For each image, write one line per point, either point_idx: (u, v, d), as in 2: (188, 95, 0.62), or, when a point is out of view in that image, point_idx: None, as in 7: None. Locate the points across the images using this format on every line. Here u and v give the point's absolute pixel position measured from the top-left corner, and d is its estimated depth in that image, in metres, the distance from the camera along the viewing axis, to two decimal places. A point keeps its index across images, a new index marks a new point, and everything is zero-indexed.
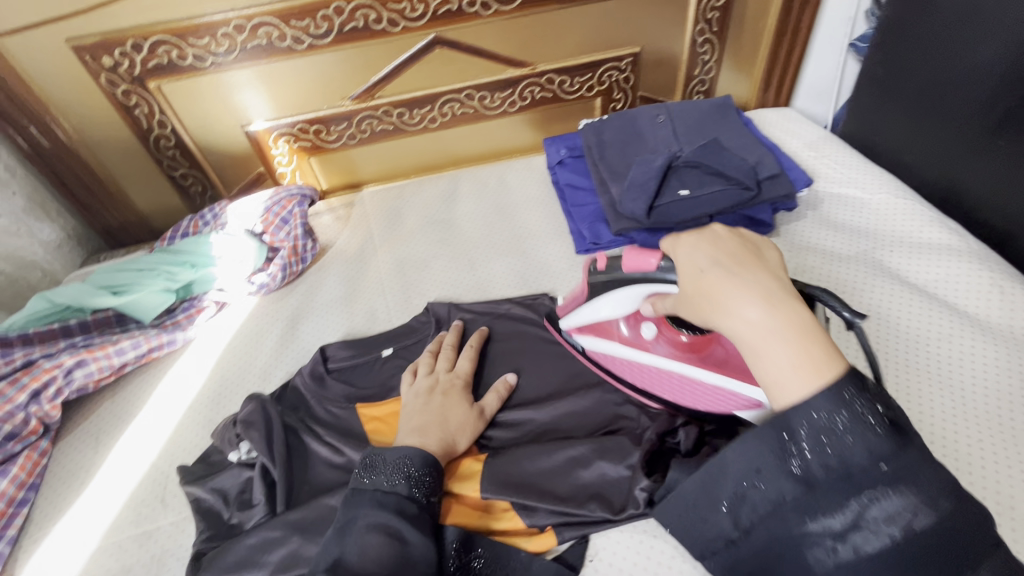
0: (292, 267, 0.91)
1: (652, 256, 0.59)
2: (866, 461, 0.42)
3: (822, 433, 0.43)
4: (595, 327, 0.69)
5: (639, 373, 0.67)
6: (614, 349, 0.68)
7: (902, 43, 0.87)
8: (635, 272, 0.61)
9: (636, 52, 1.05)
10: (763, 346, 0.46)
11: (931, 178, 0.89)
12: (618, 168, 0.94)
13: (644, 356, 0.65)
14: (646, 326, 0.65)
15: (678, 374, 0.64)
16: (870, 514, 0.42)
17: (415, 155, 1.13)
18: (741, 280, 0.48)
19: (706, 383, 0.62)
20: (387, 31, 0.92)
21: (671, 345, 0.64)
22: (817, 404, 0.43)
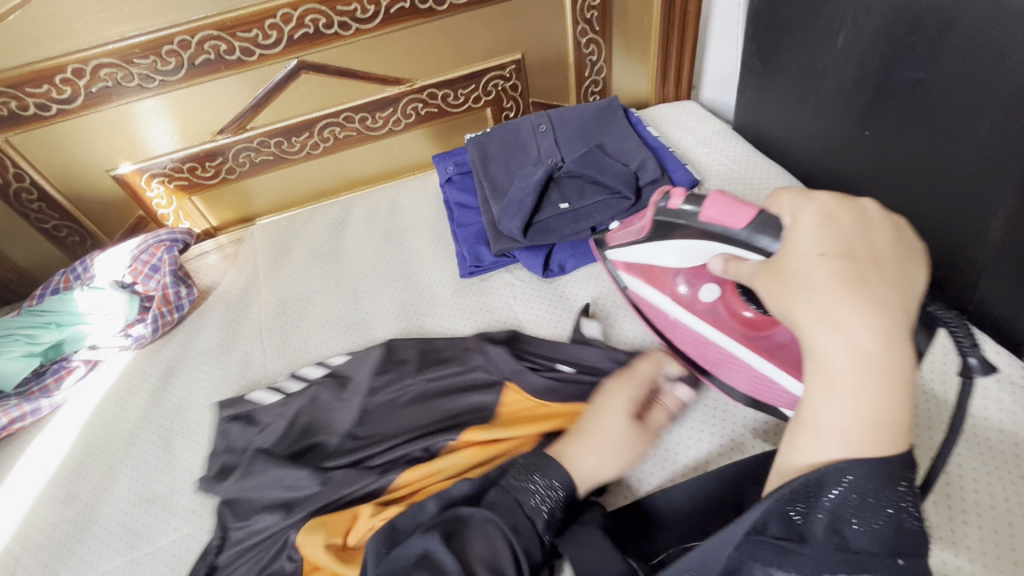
0: (165, 317, 0.87)
1: (744, 214, 0.51)
2: (877, 549, 0.37)
3: (857, 495, 0.37)
4: (652, 274, 0.69)
5: (685, 333, 0.67)
6: (664, 302, 0.67)
7: (770, 33, 0.84)
8: (717, 224, 0.54)
9: (517, 59, 1.01)
10: (851, 373, 0.38)
11: (815, 170, 0.86)
12: (501, 184, 0.91)
13: (693, 318, 0.65)
14: (708, 288, 0.64)
15: (723, 346, 0.63)
16: None
17: (306, 182, 1.08)
18: (872, 296, 0.38)
19: (751, 366, 0.61)
20: (243, 61, 0.88)
21: (725, 314, 0.63)
22: (862, 470, 0.37)
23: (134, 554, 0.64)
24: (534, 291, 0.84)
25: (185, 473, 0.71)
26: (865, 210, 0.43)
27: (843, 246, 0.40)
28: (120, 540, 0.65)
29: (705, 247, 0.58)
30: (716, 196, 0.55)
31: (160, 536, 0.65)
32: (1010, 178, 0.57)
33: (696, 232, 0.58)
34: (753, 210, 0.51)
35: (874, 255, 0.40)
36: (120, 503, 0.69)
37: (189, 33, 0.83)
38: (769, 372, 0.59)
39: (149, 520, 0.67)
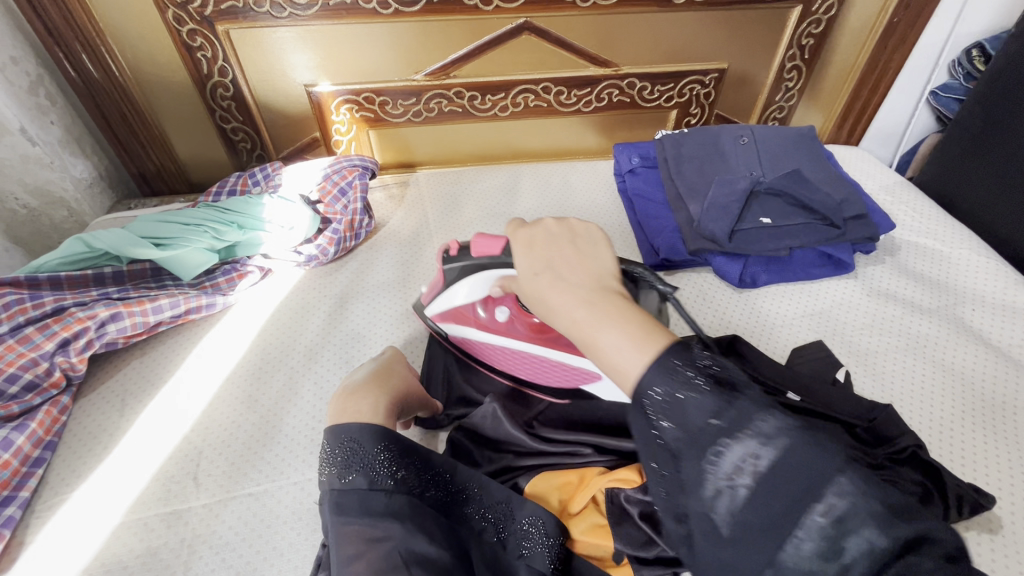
0: (345, 243, 0.86)
1: (498, 240, 0.59)
2: (699, 419, 0.38)
3: (666, 406, 0.39)
4: (455, 314, 0.71)
5: (498, 356, 0.70)
6: (475, 334, 0.70)
7: (1012, 101, 0.85)
8: (483, 257, 0.60)
9: (723, 68, 1.01)
10: (591, 336, 0.42)
11: (1019, 243, 0.86)
12: (697, 185, 0.90)
13: (499, 337, 0.69)
14: (499, 309, 0.69)
15: (528, 354, 0.68)
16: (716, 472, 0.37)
17: (475, 141, 1.08)
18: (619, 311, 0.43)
19: (549, 360, 0.67)
20: (479, 8, 0.87)
21: (523, 327, 0.68)
22: (651, 379, 0.39)
23: None
24: (724, 298, 0.84)
25: None
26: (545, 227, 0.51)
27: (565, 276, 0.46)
28: (310, 454, 0.63)
29: (483, 279, 0.63)
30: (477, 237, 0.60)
31: None
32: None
33: (471, 271, 0.63)
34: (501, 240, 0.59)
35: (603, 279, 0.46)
36: (305, 418, 0.67)
37: None
38: (561, 358, 0.66)
39: None
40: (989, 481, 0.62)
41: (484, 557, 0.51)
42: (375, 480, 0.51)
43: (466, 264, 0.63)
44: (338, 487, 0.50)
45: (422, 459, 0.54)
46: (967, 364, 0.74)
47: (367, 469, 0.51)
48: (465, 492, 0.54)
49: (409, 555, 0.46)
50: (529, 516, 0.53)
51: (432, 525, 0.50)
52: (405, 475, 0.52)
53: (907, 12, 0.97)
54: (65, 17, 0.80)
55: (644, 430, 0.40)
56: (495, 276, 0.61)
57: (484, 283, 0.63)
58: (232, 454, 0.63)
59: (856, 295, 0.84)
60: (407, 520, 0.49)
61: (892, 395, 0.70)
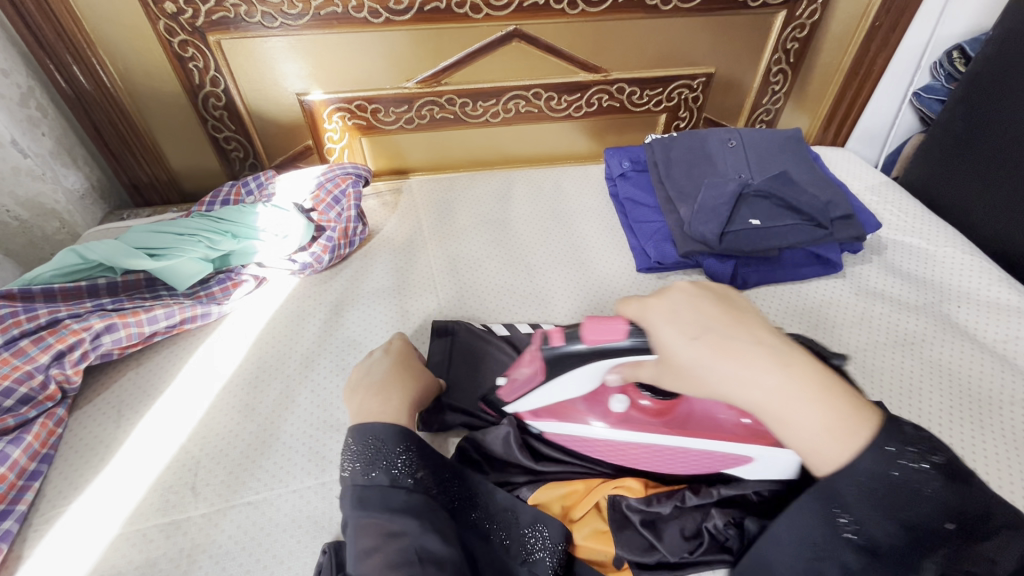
0: (340, 250, 0.87)
1: (617, 324, 0.56)
2: None
3: None
4: (554, 411, 0.62)
5: (613, 453, 0.61)
6: (588, 433, 0.61)
7: (992, 102, 0.87)
8: (599, 344, 0.56)
9: (710, 73, 1.03)
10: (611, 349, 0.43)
11: (1002, 241, 0.88)
12: (687, 188, 0.91)
13: (606, 431, 0.60)
14: (614, 399, 0.60)
15: (661, 447, 0.59)
16: None
17: (467, 147, 1.09)
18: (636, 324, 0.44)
19: (688, 449, 0.58)
20: (469, 17, 0.88)
21: (639, 415, 0.60)
22: None
23: (326, 478, 0.62)
24: None
25: None
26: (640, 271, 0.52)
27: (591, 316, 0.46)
28: (308, 462, 0.63)
29: (598, 368, 0.58)
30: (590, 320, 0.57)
31: None
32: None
33: (580, 360, 0.58)
34: (621, 322, 0.56)
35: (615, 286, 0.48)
36: (302, 425, 0.67)
37: None
38: (694, 446, 0.58)
39: (337, 447, 0.65)
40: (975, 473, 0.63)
41: (491, 560, 0.52)
42: (397, 478, 0.51)
43: (576, 351, 0.58)
44: (361, 482, 0.51)
45: (437, 462, 0.54)
46: (953, 359, 0.76)
47: (390, 466, 0.52)
48: (472, 497, 0.55)
49: (421, 553, 0.47)
50: (531, 523, 0.54)
51: (447, 525, 0.50)
52: (423, 476, 0.52)
53: (888, 16, 0.99)
54: (56, 29, 0.80)
55: None
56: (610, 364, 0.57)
57: (591, 373, 0.58)
58: (230, 463, 0.63)
59: (844, 294, 0.86)
60: (424, 519, 0.49)
61: (881, 389, 0.72)
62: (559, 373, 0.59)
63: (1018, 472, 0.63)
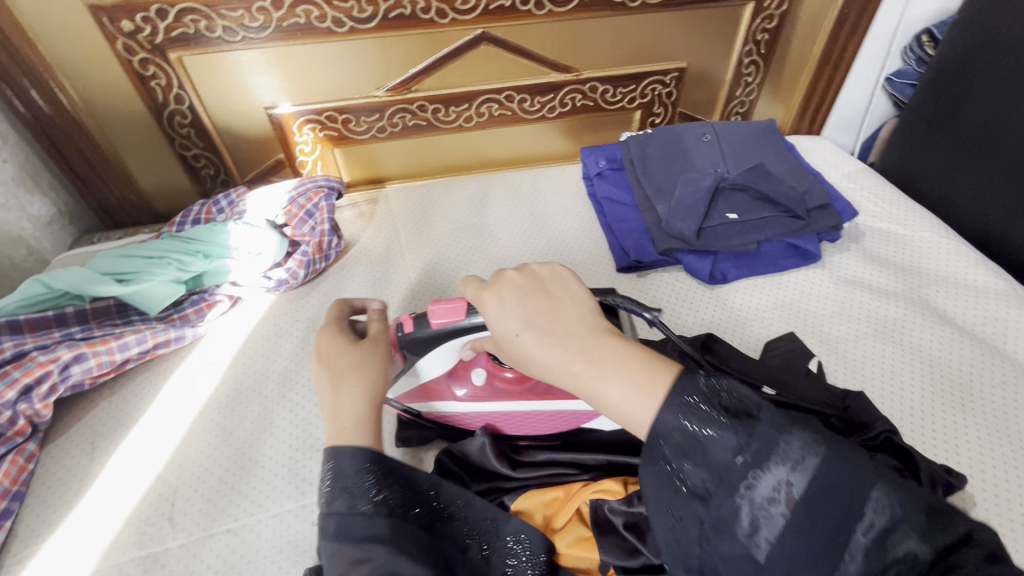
0: (315, 265, 0.85)
1: (460, 304, 0.57)
2: (725, 456, 0.39)
3: (685, 445, 0.40)
4: (429, 391, 0.65)
5: (487, 422, 0.66)
6: (455, 406, 0.65)
7: (962, 84, 0.87)
8: (444, 327, 0.58)
9: (682, 67, 1.02)
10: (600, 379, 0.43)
11: (978, 223, 0.89)
12: (663, 185, 0.91)
13: (482, 405, 0.64)
14: (475, 374, 0.64)
15: (517, 412, 0.64)
16: (755, 500, 0.38)
17: (442, 153, 1.07)
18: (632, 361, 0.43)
19: (537, 412, 0.64)
20: (435, 22, 0.87)
21: (502, 386, 0.64)
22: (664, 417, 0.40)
23: (306, 501, 0.61)
24: (695, 295, 0.84)
25: None
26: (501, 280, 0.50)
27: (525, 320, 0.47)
28: (289, 484, 0.62)
29: (451, 346, 0.61)
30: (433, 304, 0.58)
31: None
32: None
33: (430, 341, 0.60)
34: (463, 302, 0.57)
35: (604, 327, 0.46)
36: (281, 447, 0.66)
37: None
38: (557, 408, 0.63)
39: (317, 468, 0.64)
40: (958, 461, 0.63)
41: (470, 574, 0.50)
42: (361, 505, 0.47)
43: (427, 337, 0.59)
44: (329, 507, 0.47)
45: (408, 477, 0.51)
46: (933, 345, 0.76)
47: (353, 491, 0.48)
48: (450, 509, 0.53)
49: None
50: (515, 533, 0.54)
51: (421, 546, 0.47)
52: (389, 495, 0.48)
53: (856, 3, 0.99)
54: (11, 54, 0.78)
55: (661, 473, 0.41)
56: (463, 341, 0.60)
57: (448, 350, 0.61)
58: (208, 490, 0.62)
59: (824, 284, 0.85)
60: (392, 542, 0.46)
61: (866, 384, 0.71)
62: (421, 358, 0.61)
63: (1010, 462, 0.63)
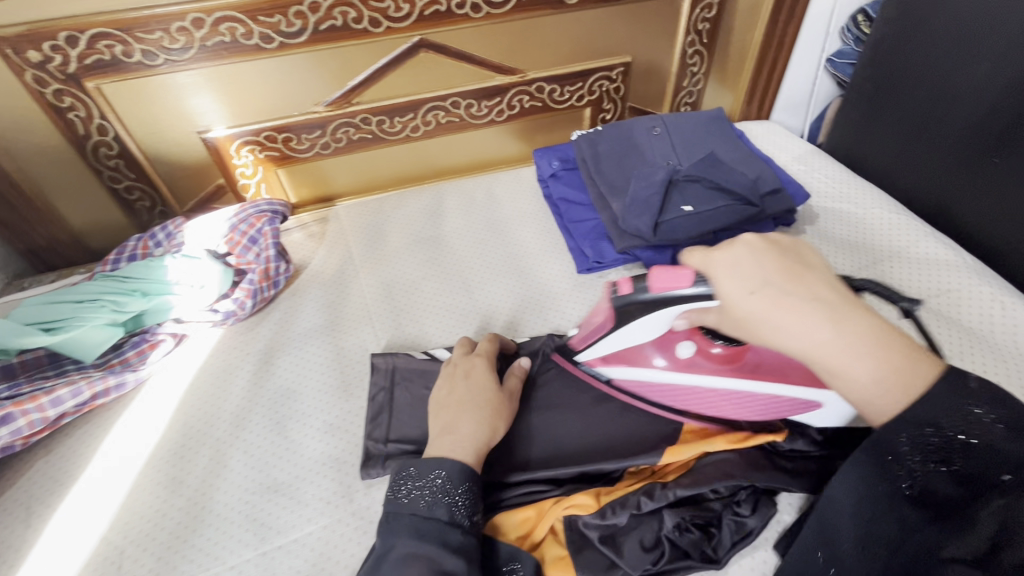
0: (263, 293, 0.81)
1: (686, 271, 0.55)
2: (984, 469, 0.39)
3: (935, 450, 0.40)
4: (624, 356, 0.65)
5: (669, 395, 0.65)
6: (655, 376, 0.65)
7: (894, 60, 0.88)
8: (665, 294, 0.56)
9: (627, 62, 1.01)
10: (839, 364, 0.43)
11: (923, 195, 0.90)
12: (617, 182, 0.90)
13: (685, 377, 0.63)
14: (681, 346, 0.64)
15: (721, 390, 0.63)
16: (1017, 520, 0.37)
17: (392, 165, 1.04)
18: (798, 308, 0.44)
19: (747, 393, 0.62)
20: (369, 31, 0.84)
21: (707, 361, 0.63)
22: (924, 418, 0.40)
23: (266, 547, 0.57)
24: None
25: (308, 460, 0.64)
26: (748, 244, 0.49)
27: (762, 278, 0.45)
28: (246, 532, 0.59)
29: (665, 315, 0.59)
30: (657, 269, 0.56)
31: (292, 529, 0.59)
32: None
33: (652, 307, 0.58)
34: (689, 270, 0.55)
35: (788, 274, 0.46)
36: (237, 492, 0.62)
37: None
38: (760, 389, 0.61)
39: (276, 511, 0.60)
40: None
41: None
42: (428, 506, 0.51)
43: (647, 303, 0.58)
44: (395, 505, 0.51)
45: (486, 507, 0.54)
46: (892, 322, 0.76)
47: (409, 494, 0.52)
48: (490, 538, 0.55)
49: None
50: (508, 560, 0.53)
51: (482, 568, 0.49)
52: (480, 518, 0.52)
53: None
54: None
55: (886, 475, 0.42)
56: (679, 310, 0.57)
57: (661, 317, 0.60)
58: (158, 548, 0.58)
59: None
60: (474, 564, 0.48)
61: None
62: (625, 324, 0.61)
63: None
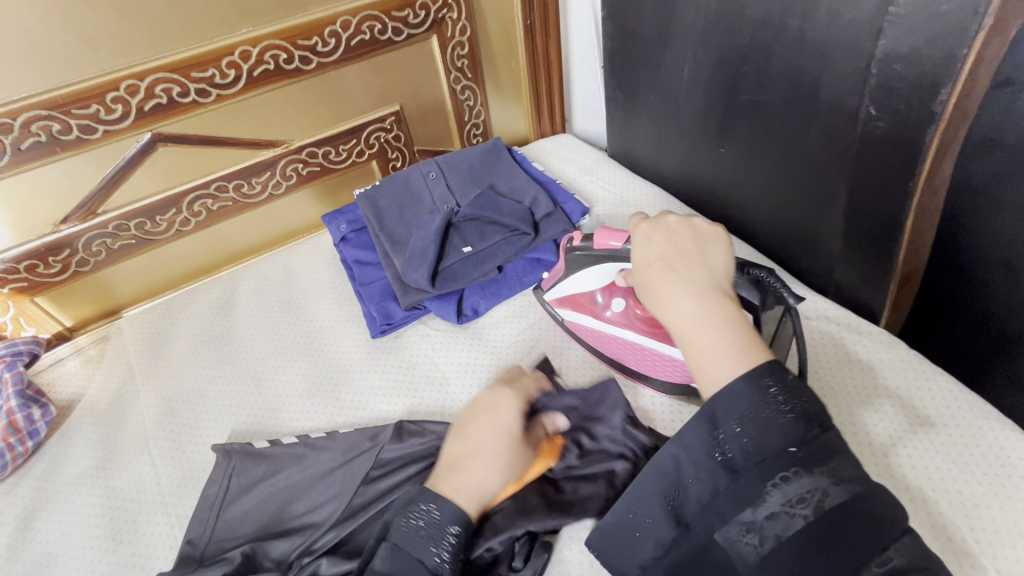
0: (15, 449, 0.73)
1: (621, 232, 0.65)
2: (779, 444, 0.44)
3: (742, 424, 0.45)
4: (573, 301, 0.76)
5: (610, 345, 0.73)
6: (600, 326, 0.73)
7: (626, 69, 0.92)
8: (603, 249, 0.67)
9: (396, 110, 1.01)
10: (691, 335, 0.51)
11: (686, 187, 0.94)
12: (400, 236, 0.89)
13: (610, 327, 0.72)
14: (617, 300, 0.72)
15: (643, 346, 0.70)
16: (788, 497, 0.43)
17: (177, 263, 0.97)
18: (679, 276, 0.54)
19: (663, 354, 0.68)
20: (83, 139, 0.78)
21: (637, 317, 0.71)
22: (739, 392, 0.46)
23: None
24: (451, 342, 0.82)
25: None
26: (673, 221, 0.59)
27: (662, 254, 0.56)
28: None
29: (606, 268, 0.69)
30: (601, 230, 0.67)
31: None
32: (851, 174, 0.65)
33: (597, 262, 0.69)
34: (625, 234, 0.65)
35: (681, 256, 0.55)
36: None
37: (10, 115, 0.72)
38: (670, 352, 0.67)
39: None
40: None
41: None
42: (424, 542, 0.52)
43: (590, 256, 0.70)
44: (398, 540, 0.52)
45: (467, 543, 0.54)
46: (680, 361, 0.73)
47: (415, 528, 0.52)
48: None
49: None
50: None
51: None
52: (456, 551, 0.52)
53: (534, 13, 1.04)
54: None
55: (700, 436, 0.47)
56: (618, 265, 0.68)
57: (607, 271, 0.70)
58: None
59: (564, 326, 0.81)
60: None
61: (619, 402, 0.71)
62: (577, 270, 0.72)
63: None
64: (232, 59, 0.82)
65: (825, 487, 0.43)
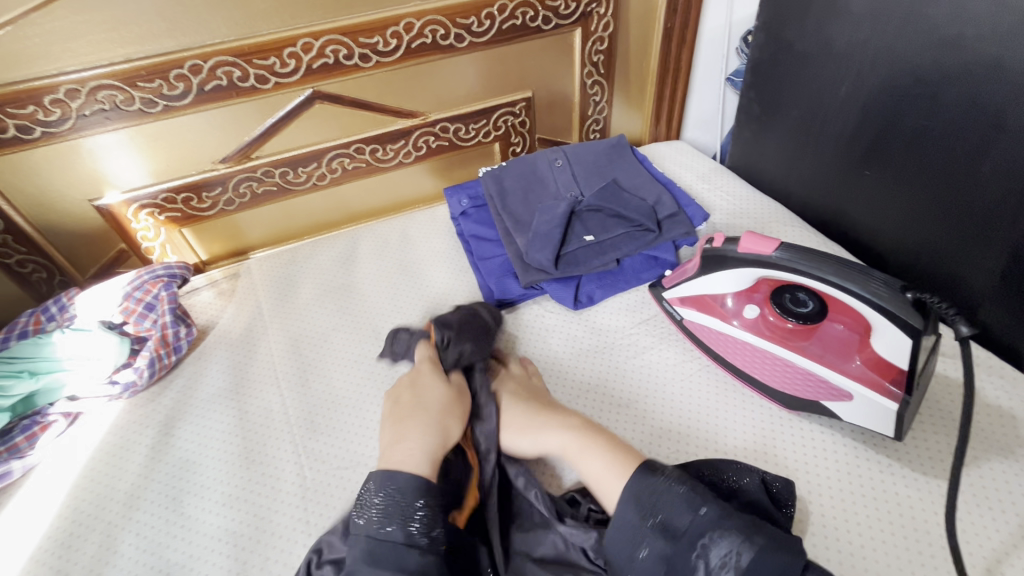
0: (162, 360, 0.79)
1: (770, 241, 0.65)
2: (688, 512, 0.49)
3: (656, 501, 0.51)
4: (698, 301, 0.76)
5: (731, 349, 0.73)
6: (725, 328, 0.74)
7: (769, 81, 0.92)
8: (749, 254, 0.66)
9: (527, 96, 1.04)
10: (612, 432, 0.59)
11: (812, 206, 0.93)
12: (522, 216, 0.91)
13: (739, 331, 0.73)
14: (750, 307, 0.74)
15: (772, 355, 0.70)
16: (711, 556, 0.47)
17: (304, 214, 1.03)
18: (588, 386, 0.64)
19: (797, 366, 0.68)
20: (257, 88, 0.84)
21: (768, 326, 0.72)
22: (642, 478, 0.53)
23: None
24: (565, 326, 0.83)
25: (205, 536, 0.63)
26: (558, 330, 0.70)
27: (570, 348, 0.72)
28: None
29: (746, 273, 0.69)
30: (749, 235, 0.67)
31: None
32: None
33: (738, 265, 0.69)
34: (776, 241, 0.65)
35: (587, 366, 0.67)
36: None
37: (203, 57, 0.79)
38: (805, 364, 0.68)
39: None
40: (812, 505, 0.59)
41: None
42: (412, 534, 0.50)
43: (729, 260, 0.70)
44: (376, 535, 0.50)
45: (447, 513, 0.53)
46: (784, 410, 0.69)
47: (406, 521, 0.51)
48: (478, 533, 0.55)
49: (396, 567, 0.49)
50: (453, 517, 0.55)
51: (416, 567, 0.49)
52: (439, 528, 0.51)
53: (676, 17, 1.04)
54: None
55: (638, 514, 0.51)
56: (760, 272, 0.67)
57: (746, 276, 0.69)
58: None
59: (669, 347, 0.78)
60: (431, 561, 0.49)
61: (708, 435, 0.67)
62: (711, 271, 0.72)
63: (887, 476, 0.61)
64: (396, 29, 0.86)
65: (737, 546, 0.46)
